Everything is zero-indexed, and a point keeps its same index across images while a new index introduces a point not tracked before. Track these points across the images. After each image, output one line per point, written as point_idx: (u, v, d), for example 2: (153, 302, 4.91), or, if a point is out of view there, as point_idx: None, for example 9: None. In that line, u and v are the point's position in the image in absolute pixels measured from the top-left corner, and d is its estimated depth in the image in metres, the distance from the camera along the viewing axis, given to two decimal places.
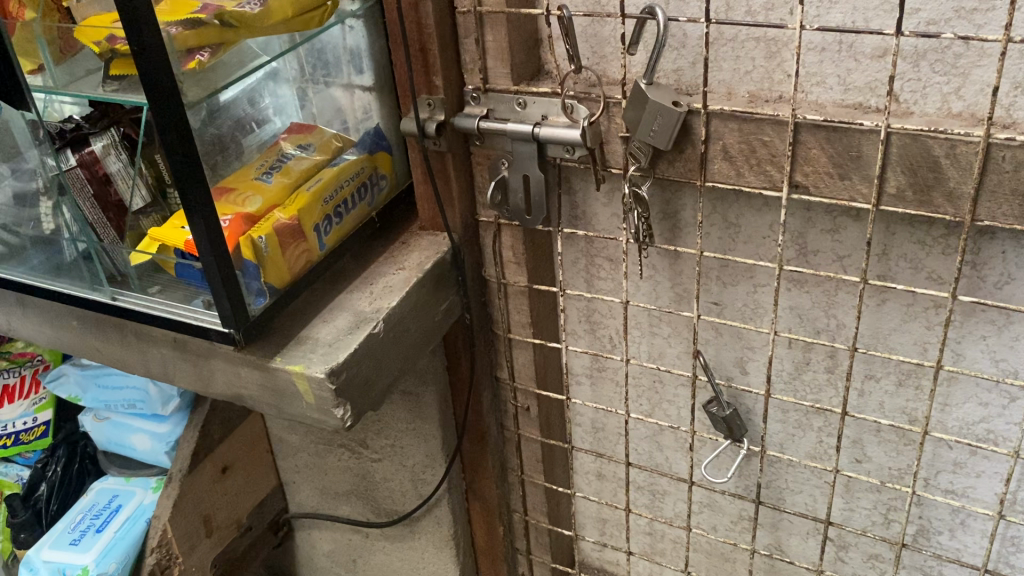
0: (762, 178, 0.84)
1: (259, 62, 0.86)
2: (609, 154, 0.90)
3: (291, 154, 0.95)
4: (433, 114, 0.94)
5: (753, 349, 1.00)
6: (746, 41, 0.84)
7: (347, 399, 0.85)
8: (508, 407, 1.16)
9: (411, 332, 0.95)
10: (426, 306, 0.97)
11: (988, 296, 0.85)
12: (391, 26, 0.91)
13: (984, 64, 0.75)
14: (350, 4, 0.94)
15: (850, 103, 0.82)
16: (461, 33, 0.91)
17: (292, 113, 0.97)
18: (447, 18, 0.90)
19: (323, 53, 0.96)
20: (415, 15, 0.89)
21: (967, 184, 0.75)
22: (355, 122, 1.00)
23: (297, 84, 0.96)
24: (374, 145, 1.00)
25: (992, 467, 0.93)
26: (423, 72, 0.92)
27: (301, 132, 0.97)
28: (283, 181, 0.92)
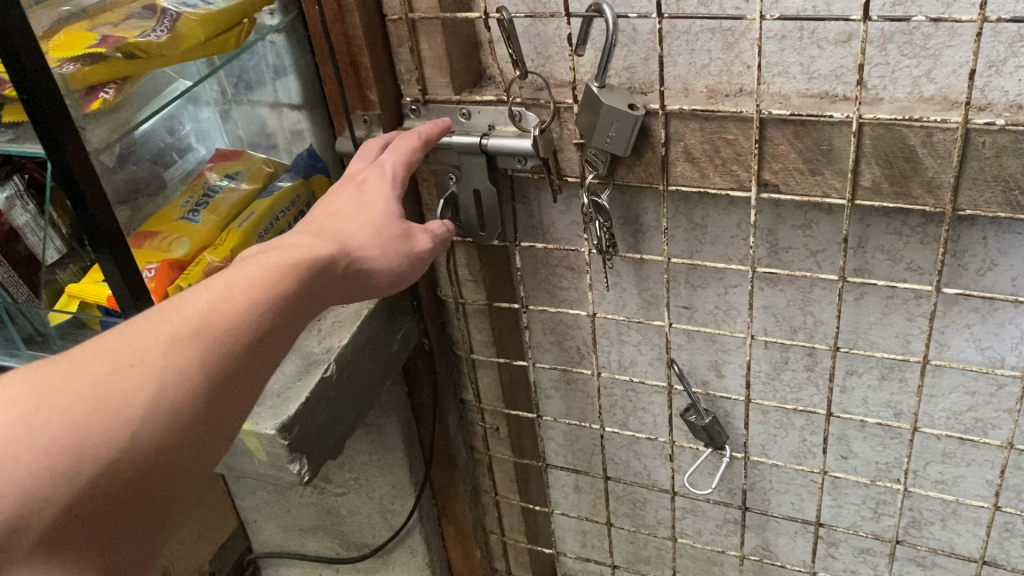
0: (728, 178, 0.79)
1: (173, 88, 0.79)
2: (563, 161, 0.84)
3: (217, 186, 0.88)
4: (371, 130, 0.87)
5: (728, 352, 0.96)
6: (701, 33, 0.78)
7: (303, 452, 0.79)
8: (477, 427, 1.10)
9: (368, 368, 0.88)
10: (381, 338, 0.90)
11: (970, 284, 0.81)
12: (316, 40, 0.84)
13: (955, 44, 0.70)
14: (269, 19, 0.84)
15: (815, 92, 0.77)
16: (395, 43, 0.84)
17: (217, 137, 0.92)
18: (378, 28, 0.83)
19: (246, 72, 0.89)
20: (342, 27, 0.81)
21: (946, 172, 0.71)
22: (286, 142, 0.94)
23: (219, 105, 0.91)
24: (309, 167, 0.91)
25: (983, 455, 0.90)
26: (356, 87, 0.85)
27: (226, 158, 0.90)
28: (211, 219, 0.84)
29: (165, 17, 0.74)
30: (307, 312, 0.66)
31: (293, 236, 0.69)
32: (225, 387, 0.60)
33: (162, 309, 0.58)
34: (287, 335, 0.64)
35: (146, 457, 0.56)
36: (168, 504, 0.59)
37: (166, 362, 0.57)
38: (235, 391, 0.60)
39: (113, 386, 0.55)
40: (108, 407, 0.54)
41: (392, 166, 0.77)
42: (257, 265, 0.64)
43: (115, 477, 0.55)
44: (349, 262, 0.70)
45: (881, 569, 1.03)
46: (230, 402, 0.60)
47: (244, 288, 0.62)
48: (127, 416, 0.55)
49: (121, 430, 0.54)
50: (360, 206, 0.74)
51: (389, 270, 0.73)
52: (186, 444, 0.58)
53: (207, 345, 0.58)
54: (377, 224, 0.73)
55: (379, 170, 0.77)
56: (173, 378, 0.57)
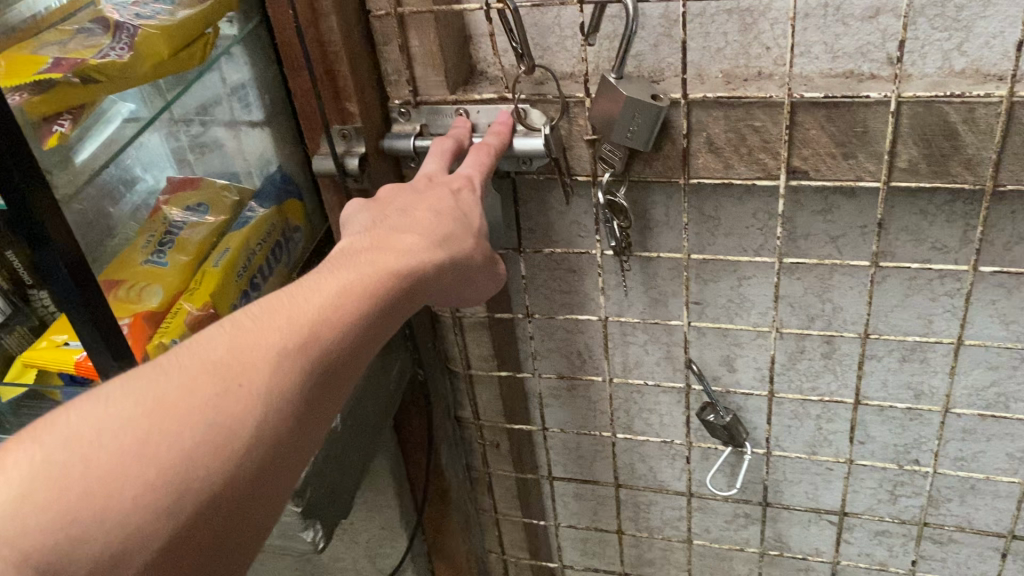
0: (755, 168, 0.74)
1: (119, 112, 0.70)
2: (574, 159, 0.78)
3: (181, 221, 0.77)
4: (352, 146, 0.78)
5: (740, 345, 0.92)
6: (716, 15, 0.73)
7: (317, 518, 0.75)
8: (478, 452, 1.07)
9: (370, 424, 0.84)
10: (378, 378, 0.86)
11: (997, 260, 0.79)
12: (286, 49, 0.74)
13: (989, 14, 0.68)
14: (228, 28, 0.76)
15: (839, 72, 0.73)
16: (372, 49, 0.76)
17: (166, 164, 0.79)
18: (355, 31, 0.74)
19: (197, 94, 0.79)
20: (315, 32, 0.72)
21: (988, 148, 0.68)
22: (246, 167, 0.84)
23: (168, 129, 0.78)
24: (279, 192, 0.84)
25: (1005, 429, 0.89)
26: (333, 100, 0.76)
27: (185, 186, 0.79)
28: (179, 260, 0.75)
29: (122, 32, 0.65)
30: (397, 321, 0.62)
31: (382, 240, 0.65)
32: (324, 401, 0.56)
33: (261, 319, 0.55)
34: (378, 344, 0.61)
35: (253, 480, 0.52)
36: (266, 529, 0.55)
37: (271, 376, 0.53)
38: (334, 402, 0.57)
39: (222, 407, 0.51)
40: (219, 427, 0.51)
41: (477, 179, 0.72)
42: (345, 270, 0.60)
43: (225, 502, 0.51)
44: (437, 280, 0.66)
45: (897, 549, 1.02)
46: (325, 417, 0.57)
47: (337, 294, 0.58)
48: (237, 437, 0.51)
49: (230, 451, 0.51)
50: (452, 218, 0.69)
51: (462, 288, 0.71)
52: (288, 464, 0.54)
53: (306, 361, 0.55)
54: (471, 229, 0.69)
55: (468, 179, 0.72)
56: (279, 393, 0.53)
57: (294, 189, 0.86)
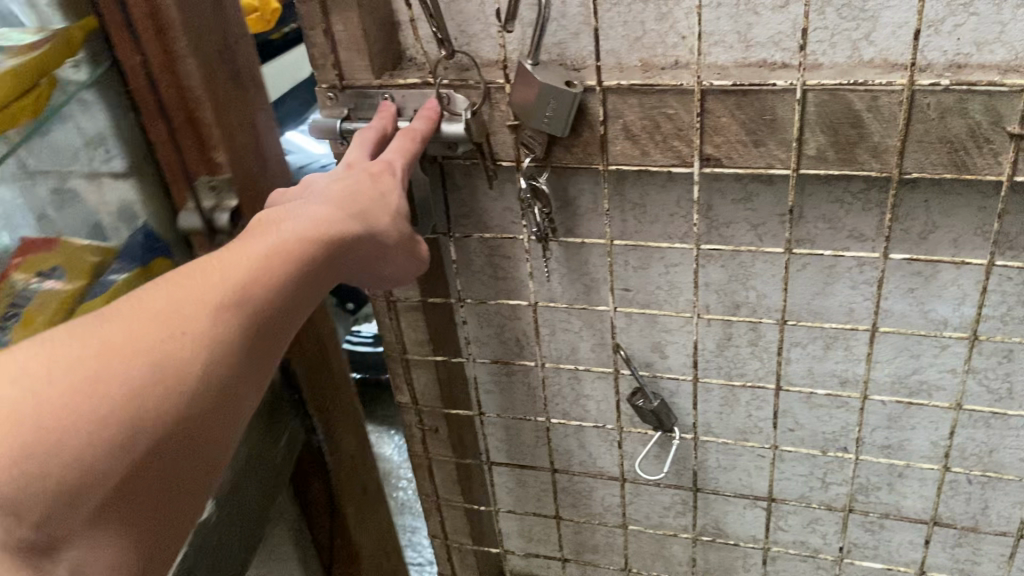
0: (670, 155, 0.76)
1: None
2: (496, 145, 0.79)
3: (33, 289, 0.70)
4: (221, 199, 0.82)
5: (670, 332, 0.93)
6: (634, 5, 0.75)
7: None
8: (375, 488, 1.12)
9: (250, 511, 0.87)
10: (260, 452, 0.90)
11: (912, 249, 0.80)
12: (141, 100, 0.78)
13: (893, 5, 0.69)
14: (76, 73, 0.74)
15: (752, 61, 0.74)
16: (247, 109, 0.84)
17: (17, 220, 0.72)
18: (214, 79, 0.78)
19: (51, 143, 0.75)
20: (175, 79, 0.77)
21: (892, 136, 0.70)
22: (111, 220, 0.81)
23: (15, 181, 0.72)
24: (144, 252, 0.81)
25: (928, 417, 0.90)
26: (197, 150, 0.80)
27: (36, 249, 0.72)
28: (27, 338, 0.68)
29: None
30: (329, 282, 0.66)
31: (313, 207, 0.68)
32: (258, 351, 0.61)
33: (197, 275, 0.59)
34: (310, 302, 0.65)
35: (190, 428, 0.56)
36: (204, 477, 0.59)
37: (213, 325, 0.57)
38: (265, 360, 0.62)
39: (164, 354, 0.55)
40: (164, 369, 0.54)
41: (403, 165, 0.73)
42: (278, 231, 0.64)
43: (162, 446, 0.55)
44: (367, 249, 0.69)
45: (830, 538, 1.03)
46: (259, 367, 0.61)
47: (273, 254, 0.62)
48: (181, 378, 0.55)
49: (175, 392, 0.55)
50: (377, 196, 0.70)
51: (388, 266, 0.73)
52: (227, 408, 0.58)
53: (241, 317, 0.59)
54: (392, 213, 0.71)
55: (389, 166, 0.72)
56: (219, 339, 0.57)
57: (164, 248, 0.82)
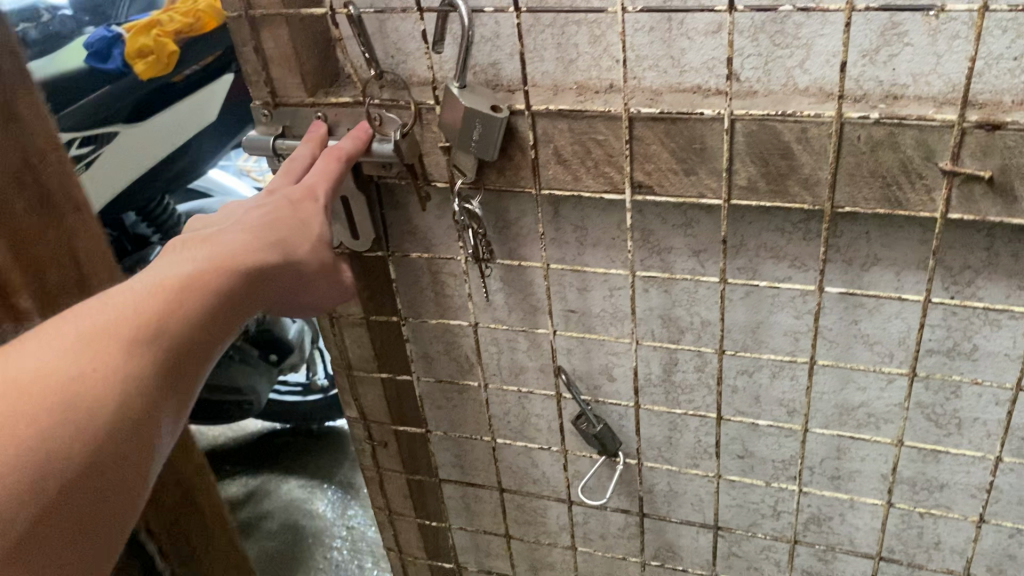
0: (602, 181, 0.74)
1: None
2: (429, 166, 0.78)
3: None
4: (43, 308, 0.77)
5: (617, 355, 0.91)
6: (566, 27, 0.73)
7: None
8: (233, 550, 1.16)
9: None
10: None
11: (855, 281, 0.78)
12: None
13: (827, 33, 0.67)
14: None
15: (687, 86, 0.72)
16: (63, 236, 0.87)
17: None
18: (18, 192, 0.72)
19: None
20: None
21: (823, 169, 0.68)
22: None
23: None
24: None
25: (876, 451, 0.88)
26: None
27: None
28: None
29: None
30: (254, 301, 0.67)
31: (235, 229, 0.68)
32: (176, 378, 0.63)
33: (112, 304, 0.61)
34: (234, 321, 0.66)
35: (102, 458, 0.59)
36: (124, 503, 0.62)
37: (123, 360, 0.59)
38: (184, 385, 0.64)
39: (72, 389, 0.57)
40: (76, 409, 0.57)
41: (325, 190, 0.72)
42: (196, 255, 0.65)
43: (73, 478, 0.58)
44: (291, 272, 0.70)
45: (783, 566, 1.01)
46: (180, 390, 0.63)
47: (188, 281, 0.63)
48: (90, 415, 0.58)
49: (84, 428, 0.58)
50: (296, 222, 0.70)
51: (318, 285, 0.73)
52: (145, 436, 0.61)
53: (156, 348, 0.61)
54: (314, 241, 0.71)
55: (310, 191, 0.72)
56: (130, 374, 0.60)
57: None
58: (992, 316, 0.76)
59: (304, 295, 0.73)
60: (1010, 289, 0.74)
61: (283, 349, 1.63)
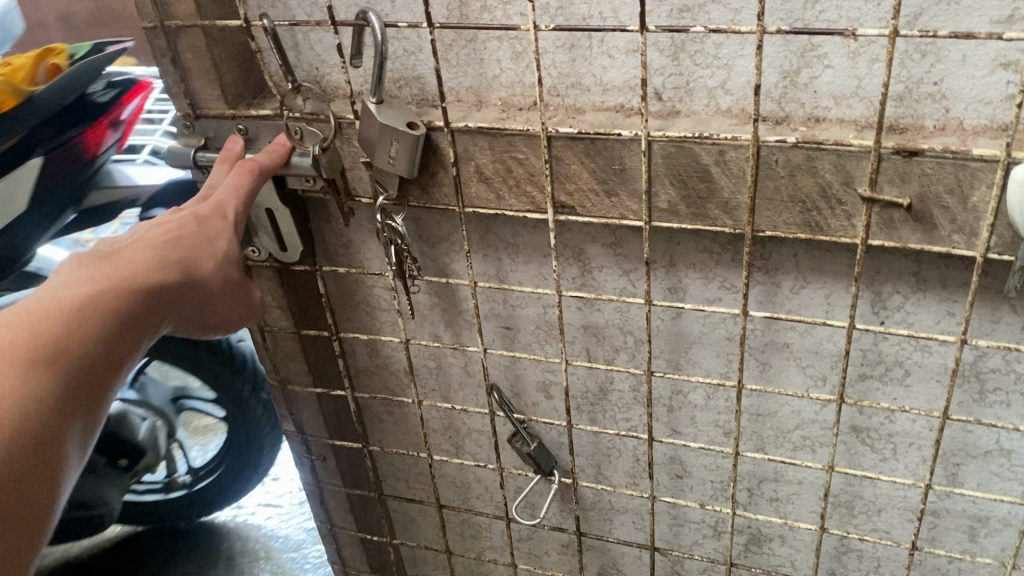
0: (525, 200, 0.73)
1: None
2: (353, 181, 0.77)
3: None
4: None
5: (554, 373, 0.89)
6: (488, 42, 0.71)
7: None
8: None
9: None
10: None
11: (784, 304, 0.76)
12: None
13: (747, 53, 0.65)
14: None
15: (610, 105, 0.71)
16: None
17: None
18: None
19: None
20: None
21: (742, 193, 0.66)
22: None
23: None
24: None
25: (812, 474, 0.86)
26: None
27: None
28: None
29: None
30: (155, 317, 0.67)
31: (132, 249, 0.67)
32: (76, 396, 0.62)
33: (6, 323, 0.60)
34: (136, 337, 0.66)
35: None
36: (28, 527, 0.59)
37: (16, 383, 0.58)
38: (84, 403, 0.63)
39: None
40: None
41: (236, 210, 0.72)
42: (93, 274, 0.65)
43: None
44: (198, 284, 0.69)
45: None
46: (81, 407, 0.62)
47: (80, 300, 0.62)
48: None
49: None
50: (202, 236, 0.69)
51: (230, 297, 0.73)
52: (45, 457, 0.60)
53: (51, 364, 0.60)
54: (223, 261, 0.71)
55: (218, 205, 0.70)
56: (22, 389, 0.59)
57: None
58: (921, 342, 0.74)
59: (211, 314, 0.72)
60: (939, 315, 0.72)
61: (134, 452, 1.38)
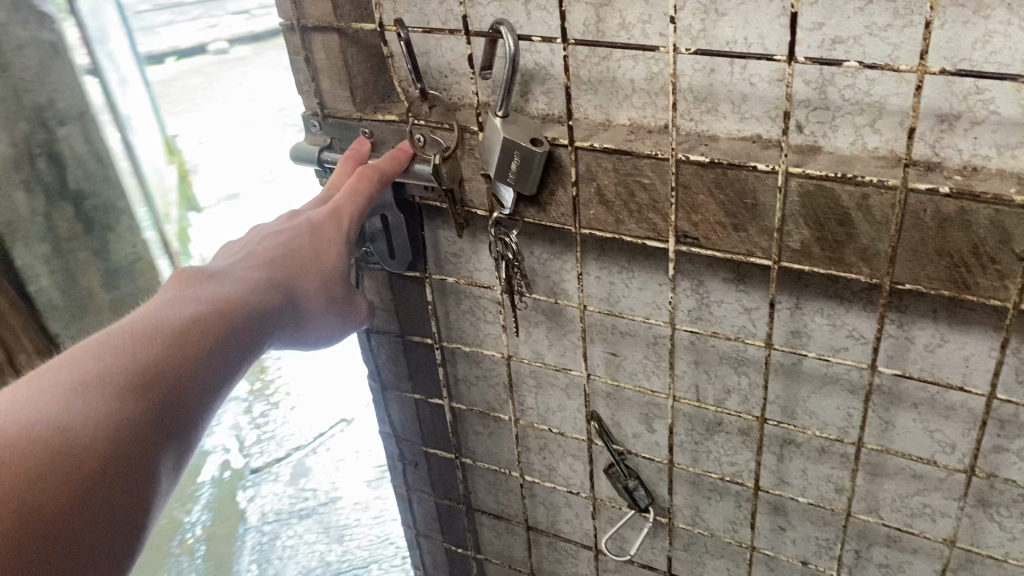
0: (644, 226, 0.70)
1: None
2: (470, 193, 0.75)
3: None
4: None
5: (658, 406, 0.86)
6: (623, 60, 0.69)
7: None
8: None
9: None
10: None
11: (918, 360, 0.71)
12: None
13: (902, 91, 0.60)
14: None
15: (746, 135, 0.67)
16: None
17: None
18: None
19: None
20: None
21: (883, 240, 0.61)
22: None
23: None
24: None
25: (930, 546, 0.79)
26: None
27: None
28: None
29: None
30: (259, 334, 0.67)
31: (232, 276, 0.68)
32: (178, 405, 0.59)
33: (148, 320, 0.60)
34: (251, 344, 0.66)
35: (140, 454, 0.55)
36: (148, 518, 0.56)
37: (146, 376, 0.57)
38: (209, 401, 0.62)
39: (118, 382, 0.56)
40: (122, 402, 0.55)
41: (355, 215, 0.72)
42: (221, 286, 0.66)
43: (119, 470, 0.54)
44: (287, 307, 0.70)
45: None
46: (207, 404, 0.62)
47: (190, 315, 0.62)
48: (109, 450, 0.53)
49: (128, 423, 0.55)
50: (308, 255, 0.71)
51: (317, 316, 0.73)
52: (154, 467, 0.56)
53: (193, 356, 0.60)
54: (332, 272, 0.73)
55: (335, 214, 0.72)
56: (168, 375, 0.58)
57: None
58: None
59: (313, 325, 0.73)
60: None
61: None
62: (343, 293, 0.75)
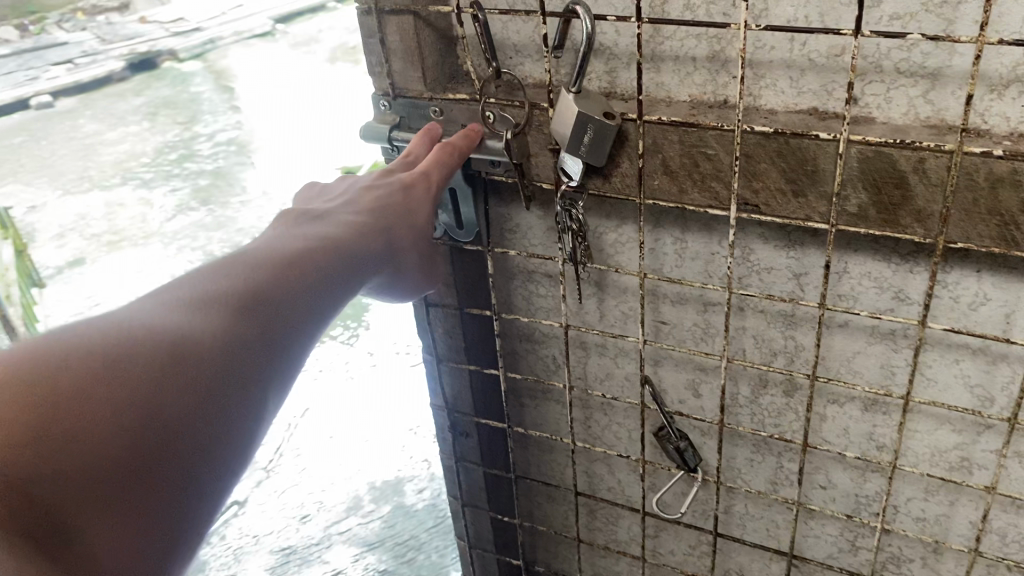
0: (707, 195, 0.75)
1: None
2: (537, 167, 0.80)
3: None
4: None
5: (706, 372, 0.90)
6: (687, 39, 0.73)
7: None
8: None
9: None
10: None
11: (960, 319, 0.75)
12: None
13: (956, 63, 0.65)
14: None
15: (803, 108, 0.72)
16: None
17: None
18: None
19: None
20: None
21: (937, 202, 0.66)
22: None
23: None
24: None
25: (968, 497, 0.84)
26: None
27: None
28: None
29: None
30: (359, 273, 0.72)
31: (332, 220, 0.73)
32: (279, 330, 0.64)
33: (256, 254, 0.66)
34: (350, 283, 0.71)
35: (240, 373, 0.61)
36: (245, 434, 0.61)
37: (254, 301, 0.63)
38: (309, 331, 0.67)
39: (225, 304, 0.61)
40: (227, 322, 0.61)
41: (441, 177, 0.77)
42: (320, 229, 0.72)
43: (222, 384, 0.59)
44: (386, 250, 0.75)
45: None
46: (308, 335, 0.67)
47: (290, 252, 0.67)
48: (212, 366, 0.59)
49: (230, 342, 0.60)
50: (401, 207, 0.76)
51: (405, 263, 0.79)
52: (252, 387, 0.62)
53: (297, 287, 0.66)
54: (421, 227, 0.78)
55: (424, 176, 0.77)
56: (270, 302, 0.64)
57: None
58: None
59: (403, 273, 0.80)
60: None
61: None
62: (428, 245, 0.81)
